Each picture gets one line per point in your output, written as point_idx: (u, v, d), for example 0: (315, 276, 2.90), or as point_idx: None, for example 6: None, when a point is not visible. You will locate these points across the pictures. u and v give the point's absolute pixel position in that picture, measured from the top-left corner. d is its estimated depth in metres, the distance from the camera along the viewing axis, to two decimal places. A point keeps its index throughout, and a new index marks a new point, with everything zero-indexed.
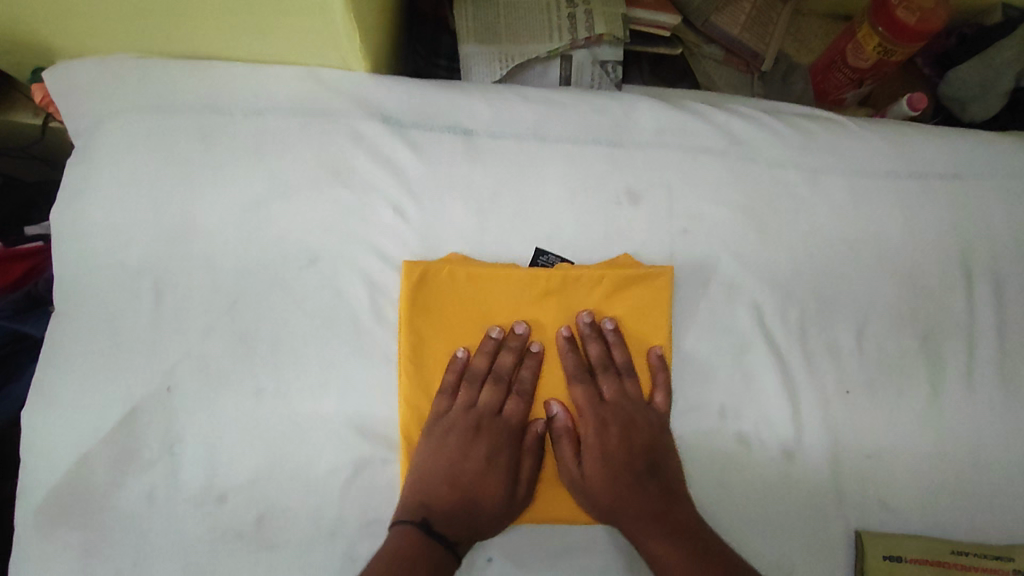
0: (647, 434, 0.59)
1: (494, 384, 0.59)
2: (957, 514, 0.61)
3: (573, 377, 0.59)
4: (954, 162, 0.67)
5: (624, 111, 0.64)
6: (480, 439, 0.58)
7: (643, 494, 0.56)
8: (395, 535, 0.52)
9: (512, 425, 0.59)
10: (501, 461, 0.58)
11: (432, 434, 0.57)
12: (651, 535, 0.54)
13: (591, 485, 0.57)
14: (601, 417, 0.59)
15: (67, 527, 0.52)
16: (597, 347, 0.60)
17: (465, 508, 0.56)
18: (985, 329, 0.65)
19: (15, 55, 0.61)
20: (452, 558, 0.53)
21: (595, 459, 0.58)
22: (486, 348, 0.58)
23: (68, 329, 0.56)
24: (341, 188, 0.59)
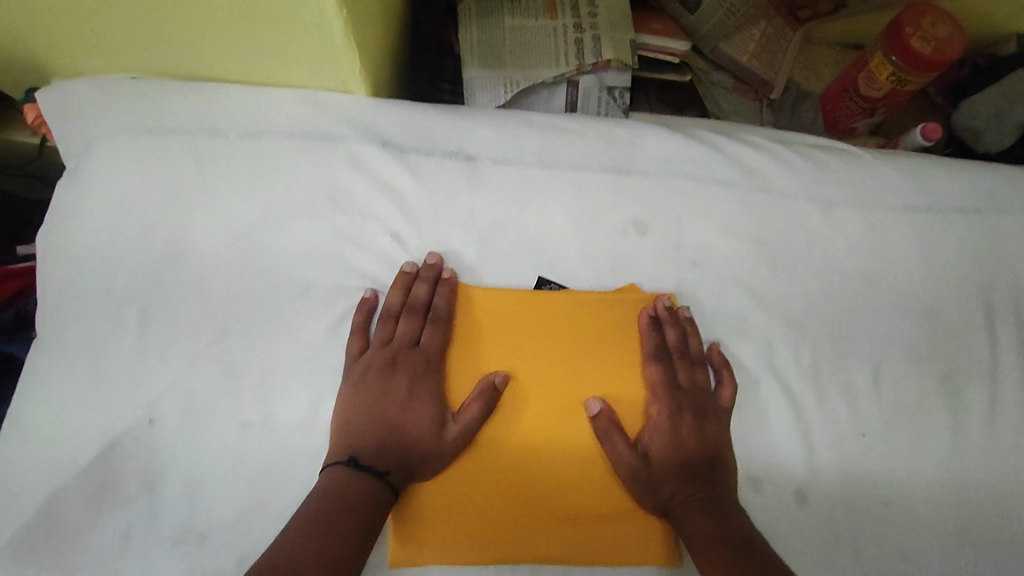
0: (713, 426, 0.55)
1: (408, 318, 0.55)
2: (981, 568, 0.58)
3: (650, 356, 0.56)
4: (974, 197, 0.65)
5: (632, 138, 0.62)
6: (399, 376, 0.53)
7: (700, 486, 0.52)
8: (325, 478, 0.49)
9: (431, 357, 0.54)
10: (420, 397, 0.53)
11: (352, 377, 0.53)
12: (694, 514, 0.50)
13: (654, 468, 0.53)
14: (676, 403, 0.55)
15: (38, 567, 0.49)
16: (672, 332, 0.57)
17: (397, 447, 0.51)
18: (1006, 373, 0.62)
19: (10, 74, 0.60)
20: (384, 491, 0.49)
21: (663, 441, 0.54)
22: (397, 284, 0.56)
23: (49, 356, 0.53)
24: (338, 214, 0.57)
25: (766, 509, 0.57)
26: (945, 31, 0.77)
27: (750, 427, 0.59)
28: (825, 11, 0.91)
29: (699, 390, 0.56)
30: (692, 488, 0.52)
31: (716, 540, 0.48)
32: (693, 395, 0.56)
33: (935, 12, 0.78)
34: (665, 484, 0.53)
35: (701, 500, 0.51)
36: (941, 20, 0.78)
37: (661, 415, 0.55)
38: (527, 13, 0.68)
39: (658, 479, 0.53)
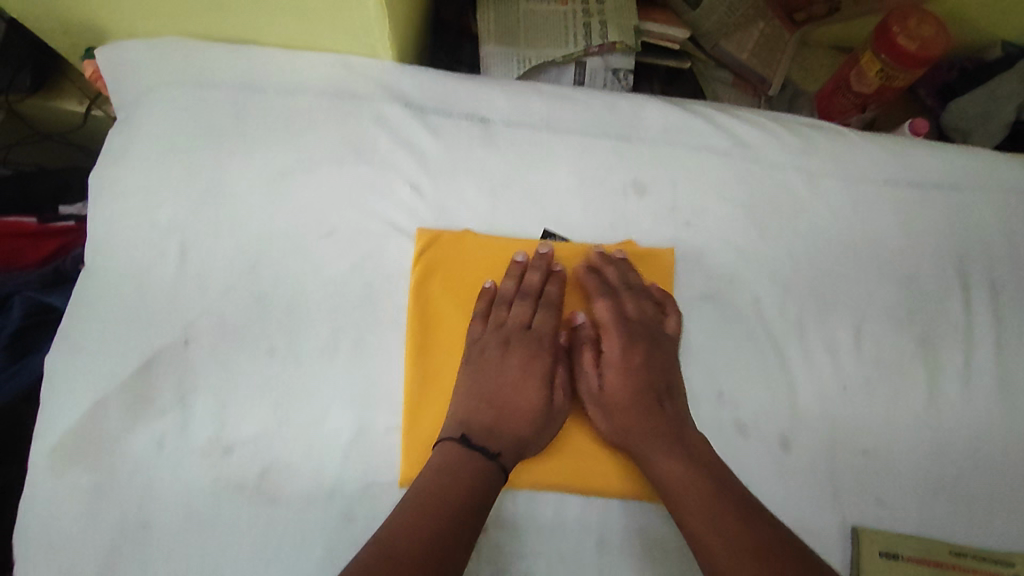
0: (664, 357, 0.60)
1: (522, 302, 0.60)
2: (953, 516, 0.61)
3: (595, 294, 0.61)
4: (950, 175, 0.70)
5: (633, 109, 0.68)
6: (514, 356, 0.58)
7: (661, 414, 0.57)
8: (437, 454, 0.53)
9: (545, 340, 0.60)
10: (536, 378, 0.58)
11: (471, 357, 0.58)
12: (657, 446, 0.55)
13: (608, 400, 0.58)
14: (626, 335, 0.60)
15: (78, 468, 0.54)
16: (612, 271, 0.62)
17: (508, 423, 0.56)
18: (983, 336, 0.66)
19: (73, 34, 0.67)
20: (497, 470, 0.53)
21: (630, 378, 0.59)
22: (511, 271, 0.61)
23: (95, 282, 0.59)
24: (362, 165, 0.62)
25: (753, 453, 0.61)
26: (931, 30, 0.82)
27: (739, 377, 0.63)
28: (820, 14, 0.95)
29: (658, 327, 0.61)
30: (646, 416, 0.57)
31: (677, 468, 0.53)
32: (649, 331, 0.60)
33: (921, 12, 0.83)
34: (633, 414, 0.57)
35: (660, 427, 0.56)
36: (926, 21, 0.83)
37: (617, 350, 0.60)
38: None
39: (616, 411, 0.58)
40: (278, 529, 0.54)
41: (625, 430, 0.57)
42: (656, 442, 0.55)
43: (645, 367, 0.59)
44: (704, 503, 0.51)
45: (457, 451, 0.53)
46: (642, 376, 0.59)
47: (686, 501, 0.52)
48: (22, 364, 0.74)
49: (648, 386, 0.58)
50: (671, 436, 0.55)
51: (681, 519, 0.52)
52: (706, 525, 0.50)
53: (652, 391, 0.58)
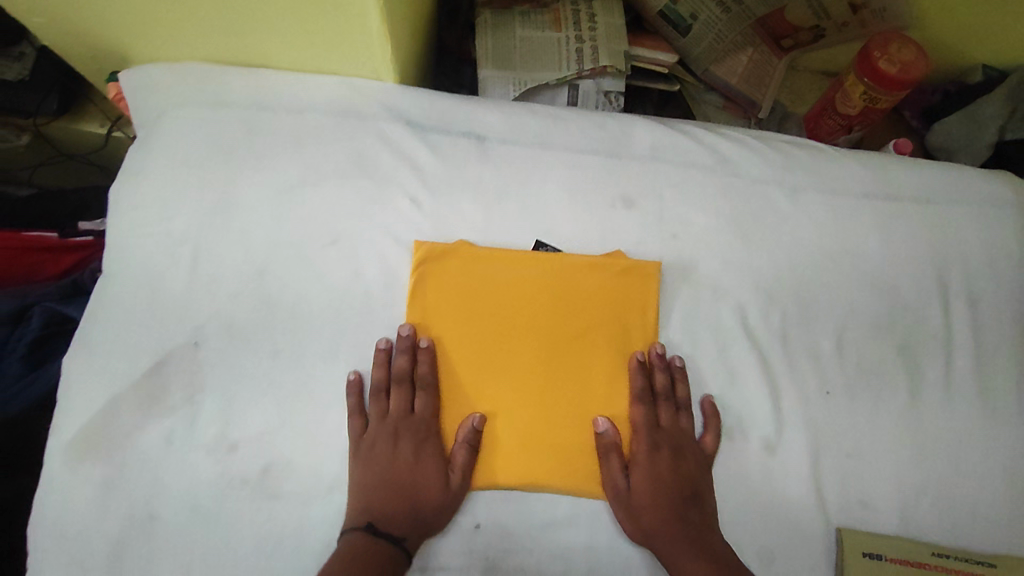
0: (694, 465, 0.61)
1: (398, 389, 0.61)
2: (937, 517, 0.63)
3: (637, 396, 0.62)
4: (927, 189, 0.73)
5: (622, 128, 0.72)
6: (403, 446, 0.60)
7: (685, 522, 0.58)
8: (343, 544, 0.54)
9: (425, 422, 0.60)
10: (424, 456, 0.59)
11: (359, 453, 0.59)
12: (686, 560, 0.56)
13: (635, 502, 0.59)
14: (654, 440, 0.62)
15: (90, 462, 0.57)
16: (660, 376, 0.63)
17: (411, 505, 0.57)
18: (962, 343, 0.68)
19: (100, 59, 0.72)
20: (401, 556, 0.55)
21: (647, 475, 0.60)
22: (379, 358, 0.61)
23: (113, 287, 0.62)
24: (365, 179, 0.66)
25: (736, 457, 0.63)
26: (910, 55, 0.85)
27: (724, 381, 0.65)
28: (805, 41, 0.99)
29: (681, 433, 0.63)
30: (676, 528, 0.58)
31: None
32: (675, 436, 0.62)
33: (901, 38, 0.86)
34: (648, 507, 0.59)
35: (691, 541, 0.57)
36: (907, 47, 0.86)
37: (645, 453, 0.61)
38: (535, 26, 0.79)
39: (641, 515, 0.59)
40: (279, 523, 0.57)
41: (650, 536, 0.58)
42: (670, 543, 0.57)
43: (670, 462, 0.61)
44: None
45: (364, 543, 0.54)
46: (671, 481, 0.60)
47: None
48: (40, 371, 0.78)
49: (676, 492, 0.60)
50: (685, 539, 0.57)
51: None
52: None
53: (677, 497, 0.59)
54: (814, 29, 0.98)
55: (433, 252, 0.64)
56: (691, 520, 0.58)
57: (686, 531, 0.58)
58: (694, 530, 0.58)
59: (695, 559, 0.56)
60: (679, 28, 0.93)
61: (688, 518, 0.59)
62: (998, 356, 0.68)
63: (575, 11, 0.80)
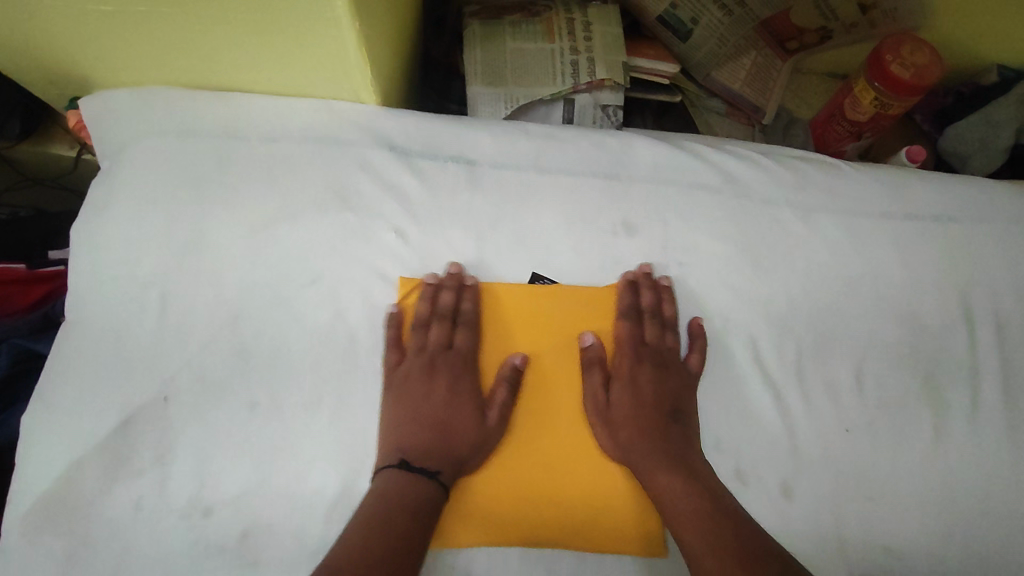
0: (677, 382, 0.59)
1: (440, 322, 0.59)
2: (967, 564, 0.59)
3: (622, 313, 0.61)
4: (948, 206, 0.68)
5: (622, 147, 0.67)
6: (438, 381, 0.58)
7: (663, 440, 0.56)
8: (379, 481, 0.53)
9: (466, 355, 0.59)
10: (462, 390, 0.58)
11: (393, 385, 0.57)
12: (663, 475, 0.54)
13: (614, 417, 0.57)
14: (637, 355, 0.60)
15: (51, 534, 0.52)
16: (648, 297, 0.61)
17: (439, 450, 0.55)
18: (989, 373, 0.64)
19: (59, 84, 0.66)
20: (437, 490, 0.53)
21: (630, 398, 0.58)
22: (424, 294, 0.60)
23: (74, 337, 0.57)
24: (347, 212, 0.61)
25: (751, 505, 0.59)
26: (924, 58, 0.81)
27: (736, 422, 0.61)
28: (811, 43, 0.95)
29: (669, 352, 0.61)
30: (655, 441, 0.56)
31: (691, 508, 0.51)
32: (660, 353, 0.61)
33: (915, 40, 0.81)
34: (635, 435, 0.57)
35: (669, 460, 0.55)
36: (920, 49, 0.81)
37: (628, 371, 0.60)
38: (526, 37, 0.74)
39: (623, 431, 0.57)
40: None
41: (630, 454, 0.56)
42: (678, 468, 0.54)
43: (672, 388, 0.59)
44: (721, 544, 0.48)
45: (402, 480, 0.52)
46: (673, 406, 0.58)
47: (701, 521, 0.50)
48: (6, 418, 0.73)
49: (669, 421, 0.57)
50: (683, 463, 0.55)
51: (680, 524, 0.51)
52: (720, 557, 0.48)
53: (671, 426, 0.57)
54: (820, 30, 0.93)
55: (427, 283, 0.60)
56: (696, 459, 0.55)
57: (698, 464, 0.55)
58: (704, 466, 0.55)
59: (699, 486, 0.53)
60: (679, 33, 0.89)
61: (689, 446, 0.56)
62: None
63: (569, 20, 0.75)
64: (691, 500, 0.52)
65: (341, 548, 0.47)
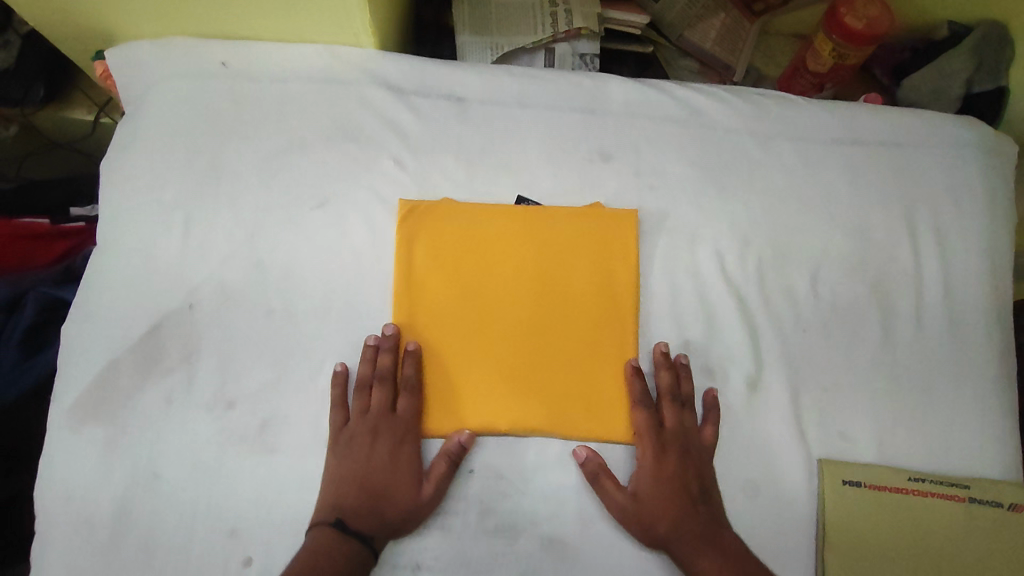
0: (699, 463, 0.62)
1: (380, 387, 0.61)
2: (911, 444, 0.66)
3: (637, 401, 0.63)
4: (894, 134, 0.75)
5: (598, 85, 0.73)
6: (380, 445, 0.60)
7: (696, 518, 0.59)
8: (310, 537, 0.55)
9: (407, 422, 0.61)
10: (402, 459, 0.60)
11: (338, 444, 0.60)
12: (701, 556, 0.58)
13: (645, 508, 0.59)
14: (660, 442, 0.62)
15: (93, 423, 0.59)
16: (665, 376, 0.64)
17: (374, 510, 0.57)
18: (932, 279, 0.71)
19: (84, 37, 0.73)
20: (366, 554, 0.56)
21: (652, 475, 0.61)
22: (367, 356, 0.62)
23: (106, 256, 0.64)
24: (350, 144, 0.68)
25: (717, 396, 0.66)
26: (875, 11, 0.88)
27: (704, 324, 0.67)
28: (775, 4, 1.02)
29: (685, 430, 0.63)
30: (688, 526, 0.59)
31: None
32: (679, 434, 0.62)
33: None
34: (660, 512, 0.59)
35: (693, 533, 0.59)
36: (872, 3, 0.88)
37: (652, 461, 0.61)
38: None
39: (653, 518, 0.59)
40: (279, 475, 0.59)
41: (665, 536, 0.59)
42: (695, 540, 0.58)
43: (691, 465, 0.61)
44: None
45: (330, 539, 0.55)
46: (693, 474, 0.61)
47: None
48: (37, 356, 0.80)
49: (691, 491, 0.61)
50: (702, 533, 0.59)
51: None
52: None
53: (692, 495, 0.60)
54: None
55: (421, 212, 0.66)
56: (720, 533, 0.59)
57: (718, 536, 0.59)
58: (724, 535, 0.59)
59: (723, 561, 0.57)
60: None
61: (712, 515, 0.60)
62: (966, 290, 0.71)
63: None
64: (716, 570, 0.57)
65: None
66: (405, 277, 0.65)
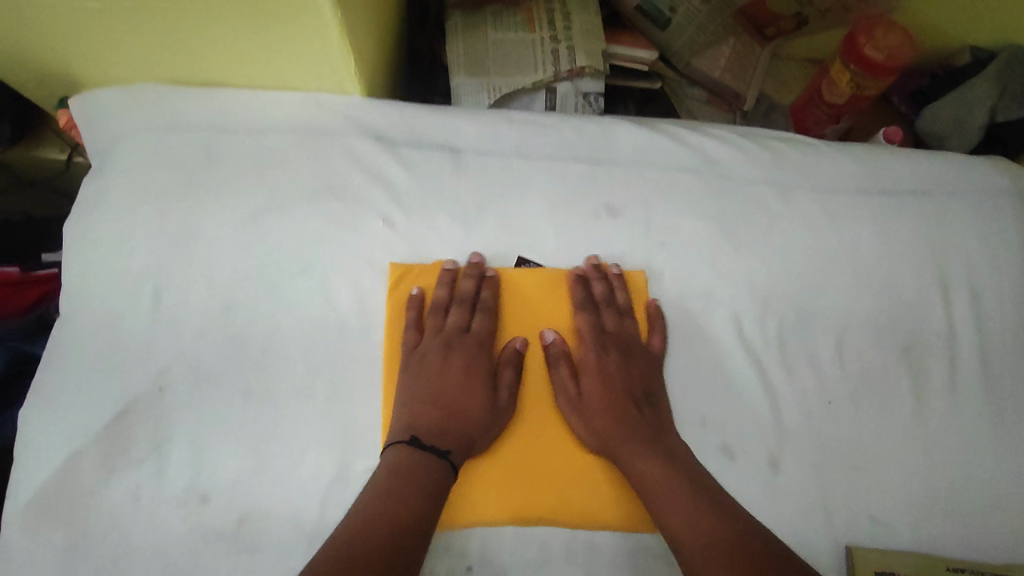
0: (642, 365, 0.60)
1: (458, 308, 0.61)
2: (951, 527, 0.60)
3: (577, 306, 0.62)
4: (922, 182, 0.70)
5: (604, 133, 0.68)
6: (453, 360, 0.59)
7: (640, 424, 0.57)
8: (389, 455, 0.53)
9: (482, 338, 0.60)
10: (478, 373, 0.59)
11: (410, 367, 0.59)
12: (642, 457, 0.55)
13: (588, 406, 0.58)
14: (600, 344, 0.61)
15: (51, 525, 0.53)
16: (597, 286, 0.62)
17: (452, 430, 0.56)
18: (966, 342, 0.66)
19: (47, 85, 0.67)
20: (448, 469, 0.53)
21: (594, 381, 0.60)
22: (442, 282, 0.61)
23: (69, 331, 0.58)
24: (335, 202, 0.62)
25: (739, 477, 0.60)
26: (897, 40, 0.83)
27: (723, 396, 0.62)
28: (787, 29, 0.96)
29: (629, 336, 0.62)
30: (626, 425, 0.57)
31: (665, 482, 0.54)
32: (622, 337, 0.62)
33: (887, 23, 0.84)
34: (597, 416, 0.58)
35: (642, 440, 0.56)
36: (893, 31, 0.84)
37: (592, 357, 0.61)
38: (507, 28, 0.76)
39: (593, 418, 0.58)
40: None
41: (603, 437, 0.57)
42: (635, 450, 0.56)
43: (637, 363, 0.61)
44: (695, 510, 0.51)
45: (410, 454, 0.53)
46: (642, 373, 0.60)
47: (665, 488, 0.53)
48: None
49: (637, 402, 0.59)
50: (646, 434, 0.57)
51: (661, 509, 0.53)
52: (701, 535, 0.50)
53: (638, 404, 0.59)
54: (796, 16, 0.94)
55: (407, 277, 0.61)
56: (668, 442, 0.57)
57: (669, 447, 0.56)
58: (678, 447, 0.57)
59: (670, 467, 0.55)
60: (657, 20, 0.90)
61: (661, 419, 0.58)
62: (1004, 353, 0.66)
63: (548, 10, 0.76)
64: (657, 477, 0.54)
65: (330, 548, 0.46)
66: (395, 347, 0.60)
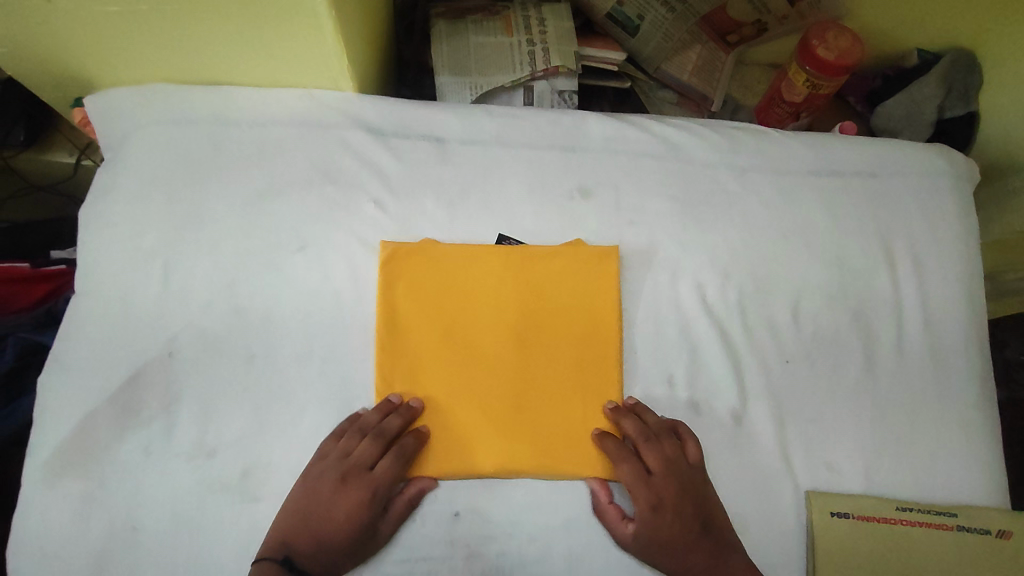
0: (693, 501, 0.60)
1: (371, 440, 0.59)
2: (895, 473, 0.66)
3: (618, 457, 0.61)
4: (868, 164, 0.76)
5: (575, 123, 0.74)
6: (346, 492, 0.58)
7: (699, 554, 0.59)
8: (253, 567, 0.54)
9: (381, 475, 0.58)
10: (363, 511, 0.57)
11: (309, 476, 0.58)
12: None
13: (650, 547, 0.59)
14: (652, 488, 0.60)
15: (71, 478, 0.58)
16: (631, 423, 0.62)
17: (324, 551, 0.56)
18: (911, 307, 0.72)
19: (64, 86, 0.73)
20: None
21: (650, 526, 0.59)
22: (382, 407, 0.61)
23: (84, 304, 0.63)
24: (330, 186, 0.68)
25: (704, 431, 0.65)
26: (846, 42, 0.91)
27: (689, 358, 0.67)
28: (749, 35, 1.04)
29: (676, 465, 0.61)
30: (688, 557, 0.59)
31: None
32: (671, 473, 0.61)
33: (837, 26, 0.91)
34: (665, 556, 0.59)
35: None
36: (843, 34, 0.91)
37: (646, 511, 0.60)
38: (487, 33, 0.83)
39: (665, 553, 0.59)
40: (263, 524, 0.58)
41: (672, 572, 0.59)
42: None
43: (688, 500, 0.60)
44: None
45: (273, 574, 0.53)
46: (692, 505, 0.60)
47: None
48: (16, 405, 0.81)
49: (700, 532, 0.59)
50: (723, 574, 0.58)
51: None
52: None
53: (701, 534, 0.59)
54: (757, 23, 1.02)
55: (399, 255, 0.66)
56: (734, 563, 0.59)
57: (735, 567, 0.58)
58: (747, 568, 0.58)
59: None
60: (628, 29, 0.98)
61: (725, 545, 0.59)
62: (945, 316, 0.72)
63: (525, 17, 0.83)
64: None
65: None
66: (389, 316, 0.65)
